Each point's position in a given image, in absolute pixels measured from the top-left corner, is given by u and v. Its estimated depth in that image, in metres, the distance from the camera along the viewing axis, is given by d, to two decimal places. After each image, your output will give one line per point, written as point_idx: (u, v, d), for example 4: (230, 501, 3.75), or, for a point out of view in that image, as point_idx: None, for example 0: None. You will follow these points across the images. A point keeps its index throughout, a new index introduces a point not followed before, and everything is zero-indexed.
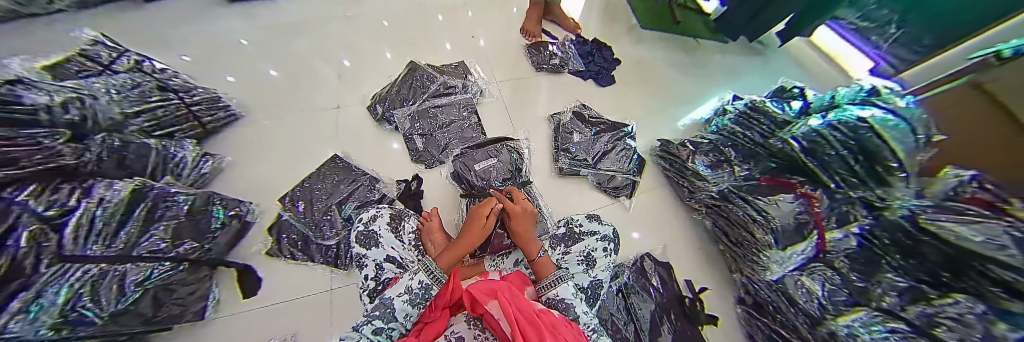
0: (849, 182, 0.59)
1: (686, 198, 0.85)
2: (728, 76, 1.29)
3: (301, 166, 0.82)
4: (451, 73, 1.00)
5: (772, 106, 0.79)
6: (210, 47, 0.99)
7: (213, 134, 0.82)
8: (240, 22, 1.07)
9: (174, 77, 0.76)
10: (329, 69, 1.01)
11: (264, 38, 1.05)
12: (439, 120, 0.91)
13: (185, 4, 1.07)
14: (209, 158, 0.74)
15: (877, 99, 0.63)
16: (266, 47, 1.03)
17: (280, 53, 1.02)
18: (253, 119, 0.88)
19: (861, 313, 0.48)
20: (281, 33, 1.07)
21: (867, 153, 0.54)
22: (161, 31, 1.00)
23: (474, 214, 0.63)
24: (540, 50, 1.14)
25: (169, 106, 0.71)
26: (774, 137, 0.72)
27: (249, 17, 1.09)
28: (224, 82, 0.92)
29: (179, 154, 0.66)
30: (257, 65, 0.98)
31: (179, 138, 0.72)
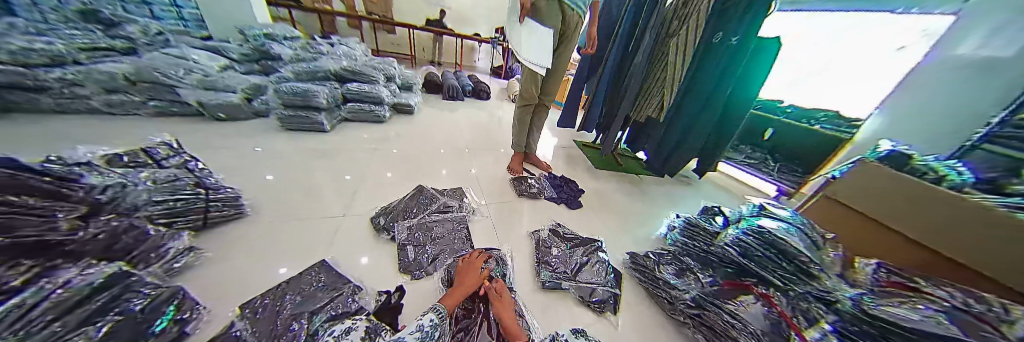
0: (787, 279, 0.70)
1: (669, 310, 0.84)
2: (670, 201, 1.62)
3: (255, 277, 0.74)
4: (450, 194, 1.22)
5: (702, 221, 1.02)
6: (250, 167, 1.21)
7: (209, 227, 0.85)
8: (286, 153, 1.37)
9: (208, 177, 0.94)
10: (345, 187, 1.20)
11: (299, 166, 1.30)
12: (434, 232, 1.01)
13: (246, 141, 1.40)
14: (188, 254, 0.73)
15: (765, 211, 0.90)
16: (298, 171, 1.25)
17: (305, 174, 1.24)
18: (250, 219, 0.93)
19: None
20: (315, 163, 1.35)
21: (781, 252, 0.73)
22: (216, 152, 1.25)
23: (467, 265, 0.79)
24: (523, 181, 1.47)
25: (188, 201, 0.81)
26: (715, 245, 0.88)
27: (294, 152, 1.40)
28: (248, 187, 1.08)
29: (168, 246, 0.70)
30: (281, 180, 1.16)
31: (177, 229, 0.78)
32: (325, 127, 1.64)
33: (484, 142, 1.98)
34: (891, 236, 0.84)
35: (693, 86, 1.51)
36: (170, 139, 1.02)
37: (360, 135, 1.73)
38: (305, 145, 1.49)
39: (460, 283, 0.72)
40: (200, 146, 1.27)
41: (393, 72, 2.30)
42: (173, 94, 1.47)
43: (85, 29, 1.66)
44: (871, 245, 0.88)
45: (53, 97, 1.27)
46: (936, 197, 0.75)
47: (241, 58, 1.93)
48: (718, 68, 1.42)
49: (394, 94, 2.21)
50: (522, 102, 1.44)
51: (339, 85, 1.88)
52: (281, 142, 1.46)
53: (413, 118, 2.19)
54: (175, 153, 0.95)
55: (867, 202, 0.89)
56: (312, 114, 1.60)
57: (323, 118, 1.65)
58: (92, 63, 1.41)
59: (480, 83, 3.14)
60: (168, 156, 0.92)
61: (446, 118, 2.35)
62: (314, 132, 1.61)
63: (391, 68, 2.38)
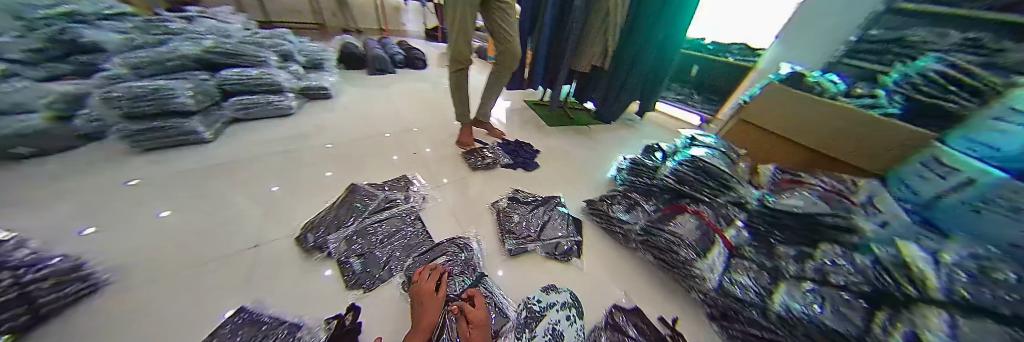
0: (712, 194, 0.84)
1: (624, 241, 0.93)
2: (619, 145, 1.73)
3: (189, 327, 0.61)
4: (391, 189, 1.09)
5: (644, 159, 1.11)
6: (101, 209, 0.88)
7: (40, 322, 0.57)
8: (162, 179, 1.04)
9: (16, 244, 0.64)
10: (255, 207, 0.97)
11: (185, 191, 1.00)
12: (380, 235, 0.90)
13: (87, 177, 1.01)
14: None
15: (692, 141, 1.02)
16: (184, 199, 0.96)
17: (199, 199, 0.97)
18: (115, 284, 0.66)
19: (785, 286, 0.62)
20: (211, 181, 1.06)
21: (707, 173, 0.85)
22: (45, 198, 0.90)
23: (421, 291, 0.65)
24: (475, 154, 1.39)
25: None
26: (656, 178, 0.98)
27: (177, 173, 1.08)
28: (104, 237, 0.79)
29: None
30: (163, 215, 0.89)
31: None
32: (206, 137, 1.29)
33: (428, 118, 1.78)
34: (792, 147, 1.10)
35: (634, 29, 1.52)
36: None
37: (268, 136, 1.40)
38: (190, 162, 1.15)
39: (423, 312, 0.61)
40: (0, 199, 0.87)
41: (291, 49, 1.82)
42: None
43: None
44: (769, 153, 1.18)
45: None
46: (815, 112, 1.00)
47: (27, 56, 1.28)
48: (651, 7, 1.42)
49: (299, 77, 1.78)
50: (454, 67, 1.29)
51: (212, 75, 1.42)
52: (152, 166, 1.11)
53: (335, 103, 1.84)
54: None
55: (770, 119, 1.13)
56: (185, 121, 1.23)
57: (199, 124, 1.27)
58: None
59: (412, 50, 2.73)
60: None
61: (378, 96, 2.02)
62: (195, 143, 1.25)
63: (285, 44, 1.88)
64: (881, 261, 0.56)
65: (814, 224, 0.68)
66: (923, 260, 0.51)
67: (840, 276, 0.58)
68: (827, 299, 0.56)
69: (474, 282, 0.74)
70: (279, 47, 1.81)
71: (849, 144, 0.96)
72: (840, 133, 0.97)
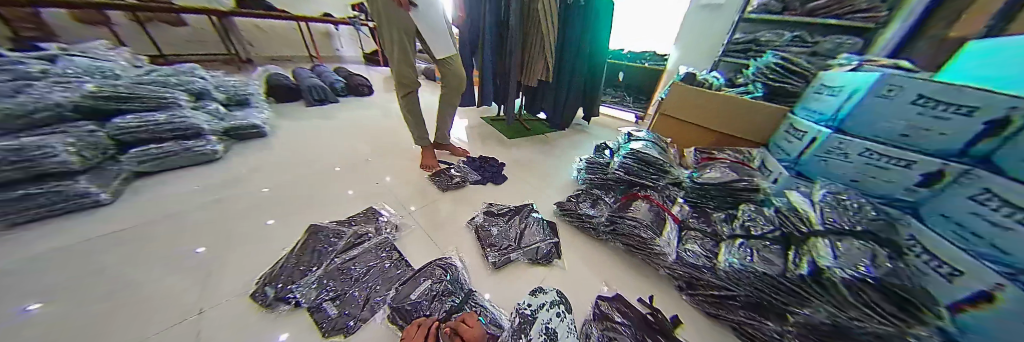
0: (655, 179, 1.01)
1: (595, 234, 1.03)
2: (575, 147, 1.90)
3: None
4: (357, 222, 1.03)
5: (595, 158, 1.25)
6: None
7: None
8: (20, 263, 0.78)
9: None
10: (163, 271, 0.81)
11: (57, 274, 0.76)
12: (355, 273, 0.84)
13: None
14: None
15: (629, 137, 1.19)
16: (66, 281, 0.75)
17: (79, 285, 0.74)
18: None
19: (726, 246, 0.75)
20: (103, 256, 0.84)
21: (646, 162, 1.01)
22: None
23: None
24: (442, 175, 1.38)
25: None
26: (609, 173, 1.11)
27: (33, 257, 0.80)
28: None
29: None
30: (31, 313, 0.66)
31: None
32: (104, 197, 1.04)
33: (383, 145, 1.70)
34: (703, 132, 1.35)
35: (564, 46, 1.72)
36: None
37: (182, 189, 1.16)
38: (63, 237, 0.89)
39: None
40: None
41: (202, 85, 1.60)
42: None
43: None
44: (688, 139, 1.42)
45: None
46: (708, 100, 1.27)
47: None
48: (578, 25, 1.63)
49: (222, 116, 1.59)
50: (404, 90, 1.28)
51: (100, 126, 1.16)
52: (11, 245, 0.84)
53: (269, 141, 1.64)
54: None
55: (681, 112, 1.38)
56: (66, 184, 0.97)
57: (86, 182, 1.02)
58: None
59: (353, 77, 2.59)
60: None
61: (321, 128, 1.86)
62: (89, 209, 1.00)
63: (198, 77, 1.71)
64: (781, 210, 0.77)
65: (732, 190, 0.88)
66: (805, 202, 0.74)
67: (757, 227, 0.75)
68: (753, 248, 0.70)
69: (460, 301, 0.73)
70: (188, 85, 1.55)
71: (740, 122, 1.22)
72: (732, 115, 1.23)
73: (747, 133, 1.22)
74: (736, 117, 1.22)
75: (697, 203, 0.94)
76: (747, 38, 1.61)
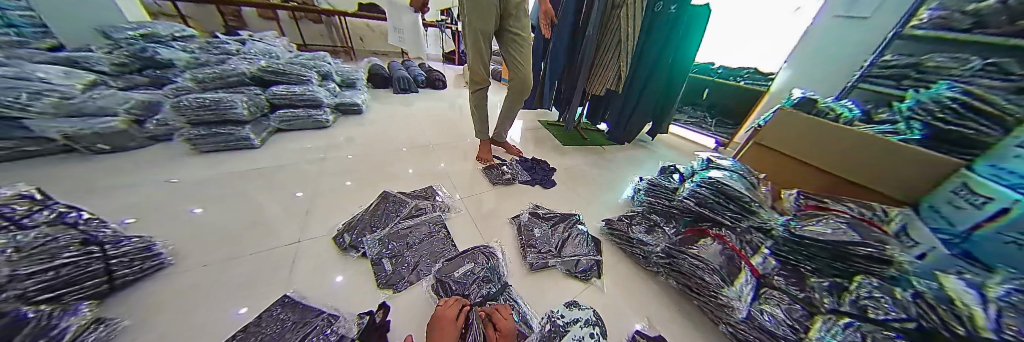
0: (735, 218, 0.85)
1: (644, 264, 0.93)
2: (635, 165, 1.75)
3: (203, 333, 0.63)
4: (418, 197, 1.16)
5: (661, 180, 1.12)
6: (155, 202, 0.98)
7: (118, 289, 0.69)
8: (209, 180, 1.14)
9: (101, 229, 0.72)
10: (277, 205, 1.06)
11: (221, 193, 1.08)
12: (410, 240, 0.95)
13: (147, 171, 1.14)
14: (98, 328, 0.58)
15: (710, 164, 1.03)
16: (226, 198, 1.06)
17: (228, 204, 1.03)
18: (178, 267, 0.78)
19: (822, 320, 0.59)
20: (249, 185, 1.15)
21: (728, 196, 0.86)
22: (111, 194, 0.99)
23: (438, 317, 0.61)
24: (494, 169, 1.45)
25: (82, 263, 0.63)
26: (675, 199, 0.98)
27: (213, 178, 1.15)
28: (158, 231, 0.87)
29: (65, 325, 0.53)
30: (201, 216, 0.95)
31: (73, 303, 0.60)
32: (255, 142, 1.40)
33: (447, 135, 1.88)
34: (813, 173, 1.07)
35: (644, 53, 1.58)
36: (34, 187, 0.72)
37: (301, 146, 1.51)
38: (230, 166, 1.24)
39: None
40: (79, 189, 0.98)
41: (327, 68, 2.03)
42: (24, 129, 1.07)
43: None
44: (787, 177, 1.15)
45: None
46: (824, 134, 1.01)
47: (118, 69, 1.47)
48: (662, 35, 1.50)
49: (335, 93, 1.99)
50: (474, 86, 1.39)
51: (261, 91, 1.61)
52: (204, 167, 1.22)
53: (362, 118, 1.98)
54: (40, 204, 0.65)
55: (783, 144, 1.14)
56: (234, 130, 1.36)
57: (248, 130, 1.41)
58: None
59: (432, 71, 2.93)
60: (30, 211, 0.62)
61: (401, 113, 2.16)
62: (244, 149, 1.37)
63: (326, 61, 2.20)
64: (923, 295, 0.56)
65: (843, 253, 0.67)
66: (971, 296, 0.51)
67: (880, 310, 0.56)
68: (865, 335, 0.53)
69: (497, 290, 0.77)
70: (320, 67, 2.00)
71: (871, 169, 0.92)
72: (858, 159, 0.94)
73: (883, 185, 0.90)
74: (866, 162, 0.92)
75: (791, 258, 0.75)
76: (908, 60, 1.21)
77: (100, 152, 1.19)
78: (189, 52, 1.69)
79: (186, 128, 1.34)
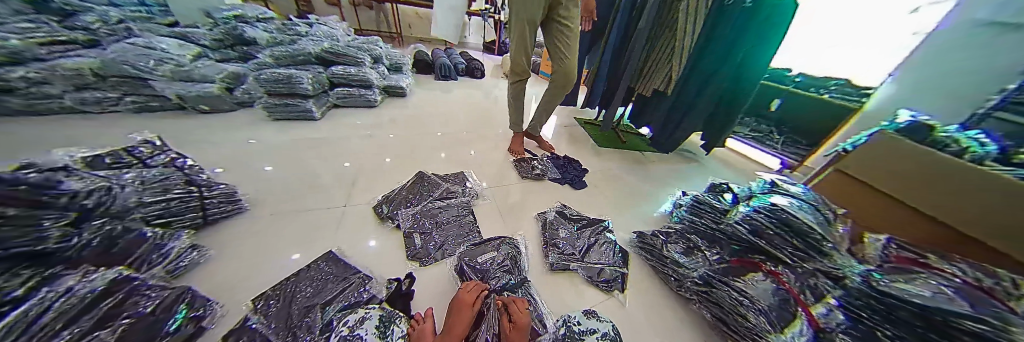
0: (800, 257, 0.71)
1: (676, 288, 0.86)
2: (676, 177, 1.61)
3: (265, 272, 0.74)
4: (451, 180, 1.20)
5: (711, 199, 1.01)
6: (237, 157, 1.16)
7: (208, 227, 0.83)
8: (276, 144, 1.31)
9: (201, 175, 0.88)
10: (329, 171, 1.19)
11: (287, 156, 1.23)
12: (439, 219, 1.00)
13: (232, 131, 1.34)
14: (192, 252, 0.72)
15: (776, 188, 0.88)
16: (290, 161, 1.21)
17: (291, 166, 1.18)
18: (250, 212, 0.91)
19: None
20: (308, 152, 1.29)
21: (794, 230, 0.72)
22: (207, 147, 1.19)
23: (458, 303, 0.63)
24: (525, 163, 1.44)
25: (185, 199, 0.78)
26: (725, 223, 0.88)
27: (280, 142, 1.32)
28: (240, 181, 1.03)
29: (169, 247, 0.68)
30: (271, 173, 1.11)
31: (177, 230, 0.75)
32: (315, 115, 1.58)
33: (482, 124, 1.90)
34: (907, 214, 0.87)
35: (705, 52, 1.41)
36: (154, 136, 0.92)
37: (353, 121, 1.66)
38: (295, 134, 1.41)
39: (451, 325, 0.59)
40: (185, 140, 1.20)
41: (379, 52, 2.17)
42: (150, 88, 1.33)
43: (27, 13, 1.41)
44: (871, 215, 0.96)
45: (22, 98, 1.13)
46: (931, 167, 0.83)
47: (216, 44, 1.74)
48: (729, 32, 1.31)
49: (384, 75, 2.12)
50: (514, 78, 1.37)
51: (324, 69, 1.78)
52: (275, 132, 1.40)
53: (405, 101, 2.09)
54: (160, 150, 0.85)
55: (870, 174, 0.96)
56: (300, 102, 1.54)
57: (311, 103, 1.57)
58: (55, 58, 1.22)
59: (473, 60, 2.96)
60: (152, 154, 0.82)
61: (441, 99, 2.24)
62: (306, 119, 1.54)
63: (378, 45, 2.35)
64: None
65: (942, 324, 0.48)
66: None
67: None
68: None
69: (516, 283, 0.77)
70: (373, 50, 2.15)
71: (993, 219, 0.73)
72: (974, 203, 0.76)
73: (1008, 241, 0.70)
74: (988, 209, 0.73)
75: (868, 318, 0.57)
76: None
77: (200, 112, 1.42)
78: (269, 32, 1.94)
79: (264, 96, 1.55)
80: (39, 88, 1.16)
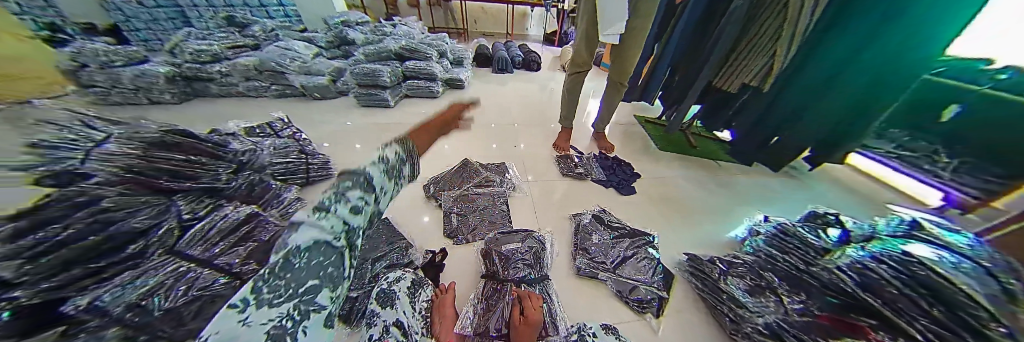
0: (935, 333, 0.45)
1: (731, 331, 0.71)
2: (761, 198, 1.29)
3: None
4: (492, 170, 1.25)
5: (805, 233, 0.79)
6: (334, 135, 1.47)
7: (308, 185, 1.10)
8: (358, 126, 1.58)
9: (310, 148, 1.14)
10: None
11: (367, 136, 1.49)
12: (475, 204, 1.06)
13: (332, 114, 1.69)
14: (297, 202, 0.94)
15: (920, 231, 0.62)
16: (367, 140, 1.46)
17: (368, 145, 1.42)
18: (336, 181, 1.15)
19: None
20: (381, 134, 1.53)
21: (942, 299, 0.48)
22: (314, 126, 1.53)
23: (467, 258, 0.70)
24: (568, 160, 1.38)
25: (297, 163, 1.04)
26: (818, 266, 0.67)
27: (362, 125, 1.61)
28: (333, 154, 1.30)
29: (282, 195, 0.91)
30: (356, 150, 1.37)
31: (291, 184, 1.02)
32: (390, 103, 1.85)
33: (531, 117, 1.90)
34: None
35: (829, 37, 1.06)
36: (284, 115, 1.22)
37: (418, 110, 1.88)
38: (373, 119, 1.69)
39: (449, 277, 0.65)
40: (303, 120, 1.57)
41: (444, 47, 2.36)
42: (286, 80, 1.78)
43: (227, 29, 2.08)
44: None
45: (215, 85, 1.70)
46: None
47: (328, 45, 2.20)
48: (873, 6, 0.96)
49: (447, 68, 2.32)
50: (574, 69, 1.31)
51: (400, 64, 2.05)
52: (360, 116, 1.70)
53: (463, 93, 2.24)
54: (287, 125, 1.15)
55: None
56: (380, 92, 1.82)
57: (387, 93, 1.85)
58: (236, 57, 1.76)
59: (532, 54, 2.95)
60: (284, 127, 1.13)
61: (495, 92, 2.32)
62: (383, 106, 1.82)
63: (445, 41, 2.57)
64: None
65: None
66: None
67: None
68: None
69: (536, 279, 0.76)
70: (440, 45, 2.36)
71: None
72: None
73: None
74: None
75: None
76: None
77: (314, 99, 1.84)
78: (364, 33, 2.34)
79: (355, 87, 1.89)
80: (225, 79, 1.70)
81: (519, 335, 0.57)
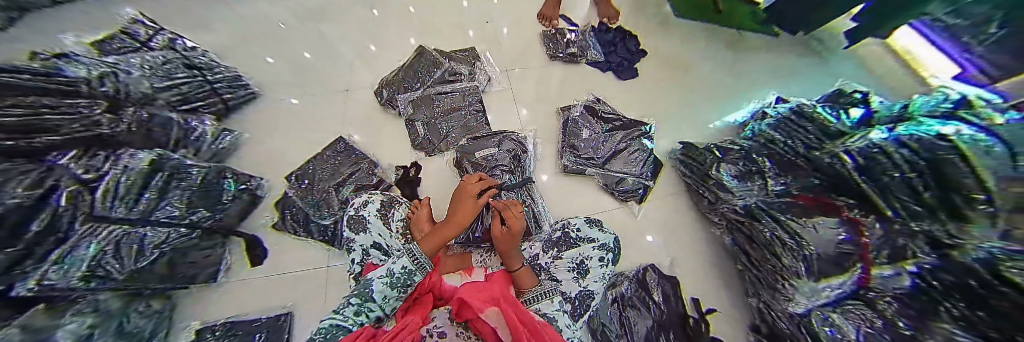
0: (908, 211, 0.44)
1: (706, 209, 0.81)
2: (783, 69, 1.09)
3: (304, 147, 0.83)
4: (459, 59, 0.94)
5: (823, 114, 0.68)
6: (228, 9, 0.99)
7: (234, 110, 0.83)
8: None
9: (202, 56, 0.77)
10: (333, 32, 0.99)
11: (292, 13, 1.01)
12: (443, 107, 0.87)
13: None
14: (227, 134, 0.77)
15: (967, 111, 0.48)
16: (291, 20, 0.99)
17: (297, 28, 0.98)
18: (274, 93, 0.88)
19: None
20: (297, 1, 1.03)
21: (941, 179, 0.40)
22: None
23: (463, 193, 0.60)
24: (559, 36, 1.04)
25: (194, 83, 0.72)
26: (821, 150, 0.61)
27: None
28: (232, 43, 0.92)
29: (198, 129, 0.70)
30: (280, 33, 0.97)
31: (202, 114, 0.74)
32: None
33: None
34: None
35: None
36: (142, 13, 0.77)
37: None
38: None
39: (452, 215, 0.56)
40: None
41: None
42: None
43: None
44: None
45: None
46: None
47: None
48: None
49: None
50: None
51: None
52: None
53: None
54: (155, 30, 0.73)
55: None
56: None
57: None
58: None
59: None
60: (150, 35, 0.71)
61: None
62: None
63: None
64: None
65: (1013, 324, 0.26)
66: None
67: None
68: None
69: (517, 183, 0.73)
70: None
71: None
72: None
73: None
74: None
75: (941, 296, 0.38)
76: None
77: None
78: None
79: None
80: None
81: (502, 242, 0.53)
